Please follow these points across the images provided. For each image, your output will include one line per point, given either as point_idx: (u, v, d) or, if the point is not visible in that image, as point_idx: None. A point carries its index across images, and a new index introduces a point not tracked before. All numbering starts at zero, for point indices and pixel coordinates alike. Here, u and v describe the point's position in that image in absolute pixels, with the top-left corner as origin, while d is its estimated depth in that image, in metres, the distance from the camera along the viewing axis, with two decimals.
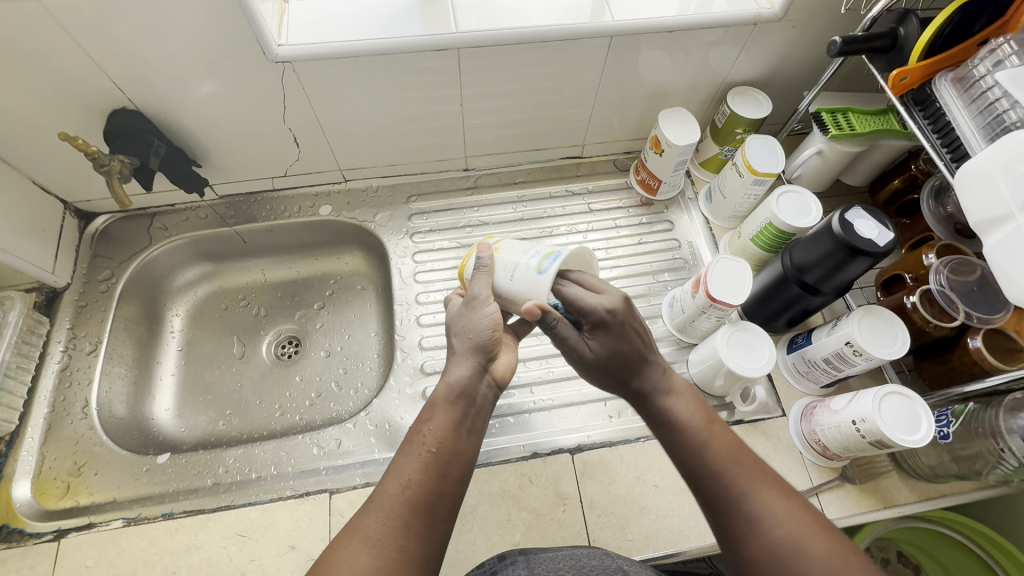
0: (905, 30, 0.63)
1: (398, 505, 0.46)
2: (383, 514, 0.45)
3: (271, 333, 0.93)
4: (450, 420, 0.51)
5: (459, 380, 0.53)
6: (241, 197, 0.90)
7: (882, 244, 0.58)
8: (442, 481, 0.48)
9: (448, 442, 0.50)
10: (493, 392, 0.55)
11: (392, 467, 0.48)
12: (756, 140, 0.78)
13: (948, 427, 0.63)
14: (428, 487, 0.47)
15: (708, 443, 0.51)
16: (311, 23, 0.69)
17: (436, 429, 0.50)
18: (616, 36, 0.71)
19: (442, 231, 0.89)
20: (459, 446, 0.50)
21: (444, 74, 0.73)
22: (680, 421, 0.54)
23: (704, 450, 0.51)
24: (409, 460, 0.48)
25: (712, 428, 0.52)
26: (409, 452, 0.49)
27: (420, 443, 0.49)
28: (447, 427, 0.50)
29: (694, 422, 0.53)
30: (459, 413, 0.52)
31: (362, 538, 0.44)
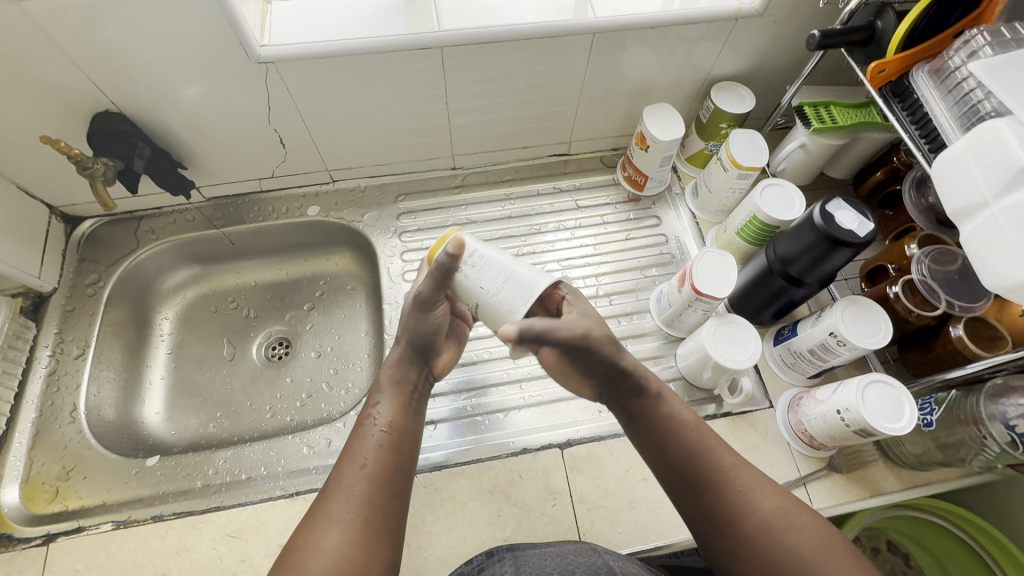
0: (882, 23, 0.63)
1: (360, 483, 0.48)
2: (344, 495, 0.48)
3: (261, 335, 0.93)
4: (397, 404, 0.56)
5: (398, 370, 0.58)
6: (228, 199, 0.90)
7: (862, 235, 0.59)
8: (396, 457, 0.52)
9: (397, 423, 0.54)
10: (432, 383, 0.62)
11: (346, 451, 0.51)
12: (740, 135, 0.78)
13: (931, 414, 0.64)
14: (383, 463, 0.51)
15: (687, 428, 0.55)
16: (294, 24, 0.69)
17: (382, 410, 0.54)
18: (599, 33, 0.72)
19: (431, 230, 0.89)
20: (406, 423, 0.55)
21: (429, 73, 0.73)
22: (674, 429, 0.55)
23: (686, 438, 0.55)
24: (363, 440, 0.52)
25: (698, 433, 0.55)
26: (360, 434, 0.53)
27: (371, 425, 0.53)
28: (393, 410, 0.55)
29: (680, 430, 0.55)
30: (405, 398, 0.56)
31: (325, 519, 0.46)
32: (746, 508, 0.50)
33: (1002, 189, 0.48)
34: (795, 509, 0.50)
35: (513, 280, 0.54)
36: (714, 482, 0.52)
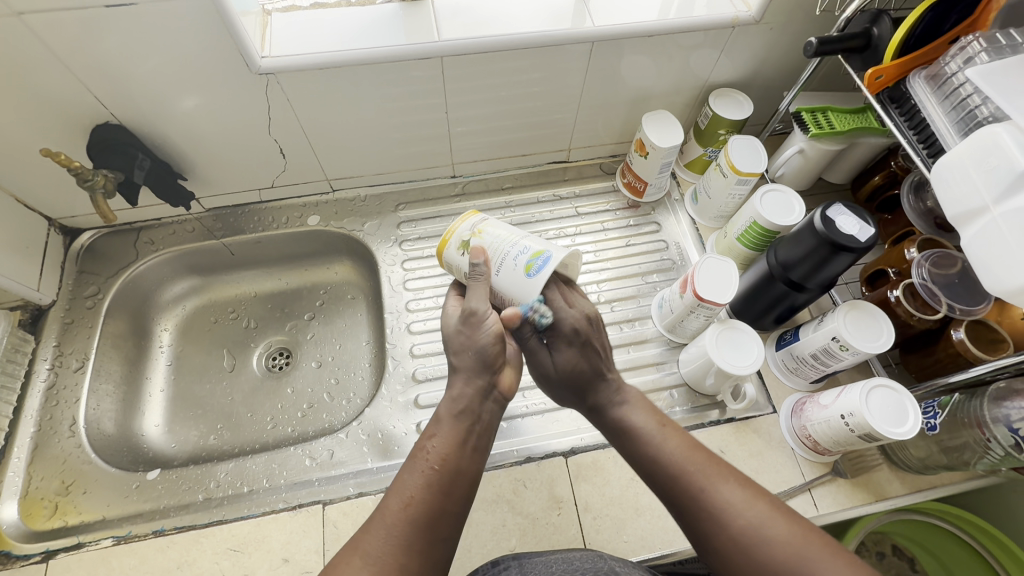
0: (879, 29, 0.64)
1: (400, 521, 0.47)
2: (385, 531, 0.47)
3: (261, 345, 0.93)
4: (452, 434, 0.53)
5: (462, 397, 0.56)
6: (228, 210, 0.89)
7: (864, 239, 0.59)
8: (445, 498, 0.50)
9: (450, 460, 0.52)
10: (501, 408, 0.59)
11: (394, 484, 0.50)
12: (739, 141, 0.79)
13: (935, 417, 0.64)
14: (428, 500, 0.49)
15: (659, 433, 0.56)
16: (293, 35, 0.69)
17: (435, 442, 0.53)
18: (597, 42, 0.72)
19: (431, 238, 0.89)
20: (461, 459, 0.52)
21: (429, 83, 0.73)
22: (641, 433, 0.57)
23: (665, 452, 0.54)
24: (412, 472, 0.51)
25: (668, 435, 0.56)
26: (412, 466, 0.51)
27: (423, 461, 0.51)
28: (449, 446, 0.53)
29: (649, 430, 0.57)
30: (462, 428, 0.54)
31: (363, 554, 0.45)
32: (722, 514, 0.49)
33: (1002, 193, 0.48)
34: (773, 512, 0.48)
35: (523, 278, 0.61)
36: (693, 495, 0.51)
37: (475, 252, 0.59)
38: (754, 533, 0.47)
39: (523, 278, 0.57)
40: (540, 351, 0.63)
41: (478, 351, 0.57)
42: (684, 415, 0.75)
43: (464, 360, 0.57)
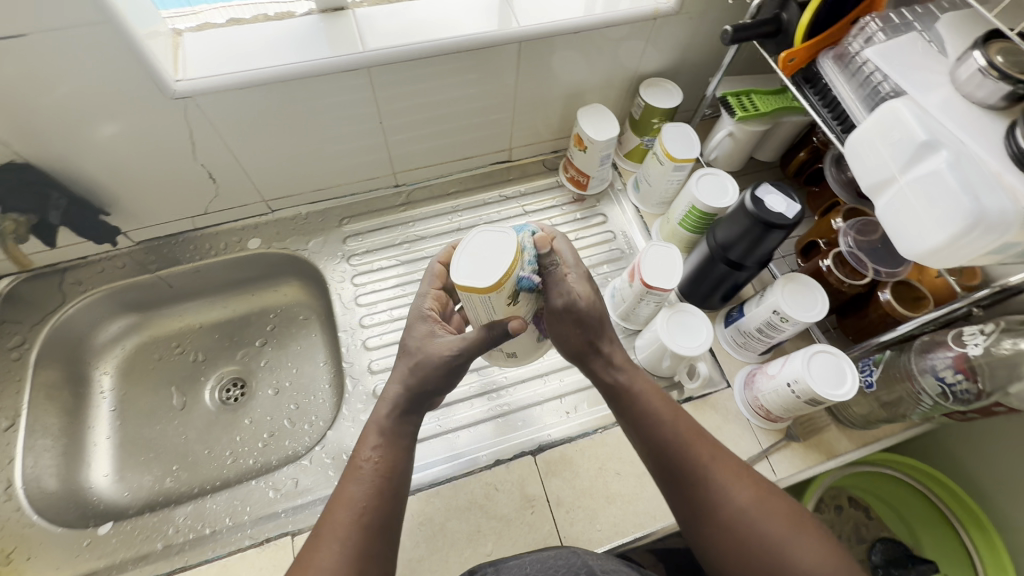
0: (787, 16, 0.67)
1: (350, 531, 0.48)
2: (336, 544, 0.47)
3: (212, 378, 0.89)
4: (383, 441, 0.54)
5: (402, 397, 0.55)
6: (161, 241, 0.85)
7: (791, 215, 0.62)
8: (392, 502, 0.51)
9: (389, 465, 0.52)
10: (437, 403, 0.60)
11: (338, 494, 0.51)
12: (671, 129, 0.82)
13: (871, 375, 0.69)
14: (372, 513, 0.49)
15: (665, 416, 0.56)
16: (208, 54, 0.65)
17: (371, 451, 0.53)
18: (525, 42, 0.72)
19: (379, 250, 0.88)
20: (395, 468, 0.53)
21: (358, 93, 0.72)
22: (653, 411, 0.57)
23: (657, 423, 0.56)
24: (357, 485, 0.51)
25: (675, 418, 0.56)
26: (355, 478, 0.51)
27: (367, 471, 0.51)
28: (393, 454, 0.53)
29: (659, 413, 0.56)
30: (393, 434, 0.54)
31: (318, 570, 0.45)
32: (726, 498, 0.52)
33: (907, 163, 0.51)
34: (770, 499, 0.52)
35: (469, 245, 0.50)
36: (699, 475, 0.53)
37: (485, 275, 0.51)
38: (744, 510, 0.51)
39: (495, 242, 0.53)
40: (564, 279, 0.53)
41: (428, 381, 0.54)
42: None
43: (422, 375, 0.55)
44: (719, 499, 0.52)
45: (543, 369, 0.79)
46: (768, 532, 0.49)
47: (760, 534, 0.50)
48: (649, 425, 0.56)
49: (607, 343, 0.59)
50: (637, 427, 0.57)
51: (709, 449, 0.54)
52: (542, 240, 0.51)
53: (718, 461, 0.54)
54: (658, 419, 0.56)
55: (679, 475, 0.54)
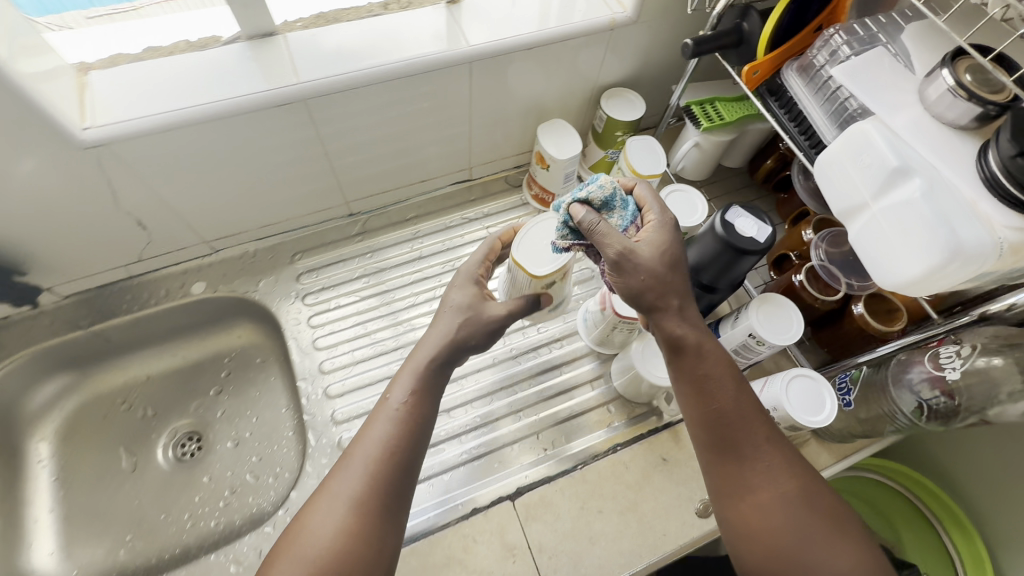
0: (749, 25, 0.63)
1: (365, 477, 0.49)
2: (352, 480, 0.49)
3: (165, 434, 0.83)
4: (416, 388, 0.54)
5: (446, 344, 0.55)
6: (92, 293, 0.78)
7: (762, 240, 0.60)
8: (412, 460, 0.51)
9: (414, 418, 0.52)
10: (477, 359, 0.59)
11: (359, 438, 0.52)
12: (636, 143, 0.79)
13: (849, 393, 0.68)
14: (389, 466, 0.50)
15: (728, 385, 0.54)
16: (121, 95, 0.58)
17: (400, 399, 0.53)
18: (476, 62, 0.68)
19: (337, 286, 0.82)
20: (420, 424, 0.52)
21: (297, 127, 0.66)
22: (714, 378, 0.54)
23: (711, 391, 0.54)
24: (379, 433, 0.51)
25: (736, 392, 0.54)
26: (379, 422, 0.52)
27: (388, 415, 0.52)
28: (419, 405, 0.53)
29: (721, 379, 0.54)
30: (426, 381, 0.54)
31: (330, 501, 0.49)
32: (768, 482, 0.51)
33: (879, 189, 0.49)
34: (813, 494, 0.51)
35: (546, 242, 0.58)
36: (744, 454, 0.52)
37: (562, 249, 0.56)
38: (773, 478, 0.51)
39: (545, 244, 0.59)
40: (613, 239, 0.53)
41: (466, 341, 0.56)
42: (624, 430, 0.74)
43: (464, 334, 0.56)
44: (760, 479, 0.52)
45: (517, 403, 0.76)
46: (803, 520, 0.50)
47: (792, 525, 0.50)
48: (709, 392, 0.54)
49: (678, 301, 0.55)
50: (698, 389, 0.54)
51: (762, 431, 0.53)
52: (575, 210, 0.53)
53: (757, 428, 0.53)
54: (720, 386, 0.54)
55: (727, 447, 0.53)
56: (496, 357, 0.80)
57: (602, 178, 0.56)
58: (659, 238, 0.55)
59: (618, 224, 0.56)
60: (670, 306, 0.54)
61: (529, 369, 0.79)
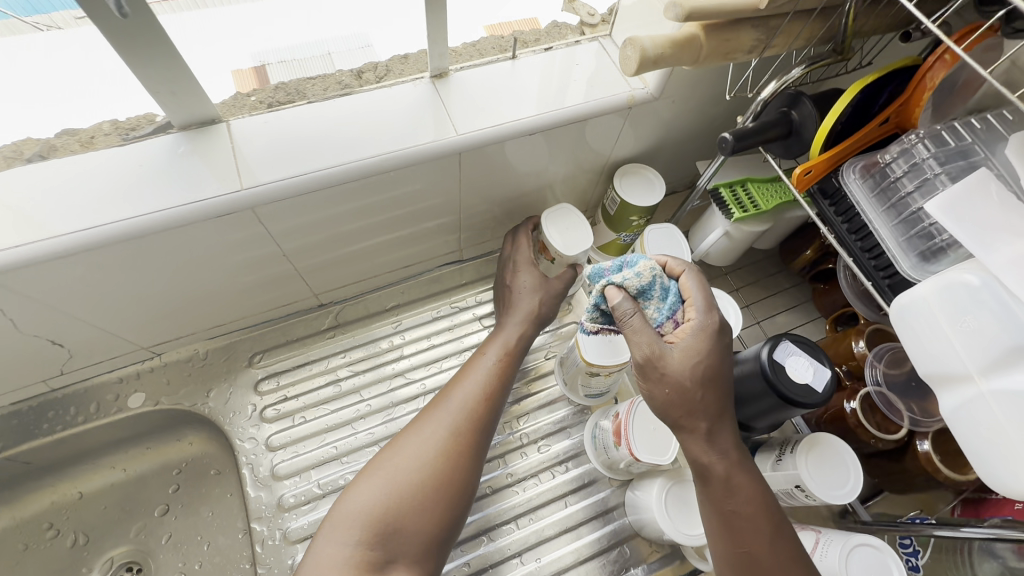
0: (799, 114, 0.52)
1: (389, 502, 0.50)
2: (373, 488, 0.51)
3: (100, 566, 0.70)
4: (472, 420, 0.56)
5: (540, 305, 0.66)
6: (10, 409, 0.65)
7: (820, 390, 0.48)
8: (444, 509, 0.51)
9: (467, 434, 0.55)
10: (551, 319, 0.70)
11: (394, 448, 0.54)
12: (656, 229, 0.69)
13: (916, 557, 0.55)
14: (445, 480, 0.52)
15: (763, 525, 0.44)
16: (20, 210, 0.47)
17: (455, 422, 0.56)
18: (466, 151, 0.56)
19: (302, 395, 0.70)
20: (480, 439, 0.56)
21: (245, 232, 0.54)
22: (746, 511, 0.45)
23: (740, 524, 0.44)
24: (421, 446, 0.53)
25: (774, 536, 0.44)
26: (414, 440, 0.54)
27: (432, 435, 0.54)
28: (479, 431, 0.56)
29: (754, 512, 0.45)
30: (501, 380, 0.60)
31: (347, 521, 0.49)
32: None
33: (988, 364, 0.38)
34: None
35: (604, 344, 0.59)
36: None
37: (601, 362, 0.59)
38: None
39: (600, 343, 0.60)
40: (642, 335, 0.46)
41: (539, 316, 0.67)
42: None
43: (546, 307, 0.67)
44: None
45: (513, 544, 0.64)
46: None
47: None
48: (737, 523, 0.45)
49: (706, 424, 0.46)
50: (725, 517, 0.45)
51: None
52: (612, 295, 0.48)
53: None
54: (750, 521, 0.44)
55: None
56: (490, 482, 0.67)
57: (641, 261, 0.48)
58: (696, 346, 0.46)
59: (652, 317, 0.49)
60: (697, 425, 0.46)
61: (529, 497, 0.67)
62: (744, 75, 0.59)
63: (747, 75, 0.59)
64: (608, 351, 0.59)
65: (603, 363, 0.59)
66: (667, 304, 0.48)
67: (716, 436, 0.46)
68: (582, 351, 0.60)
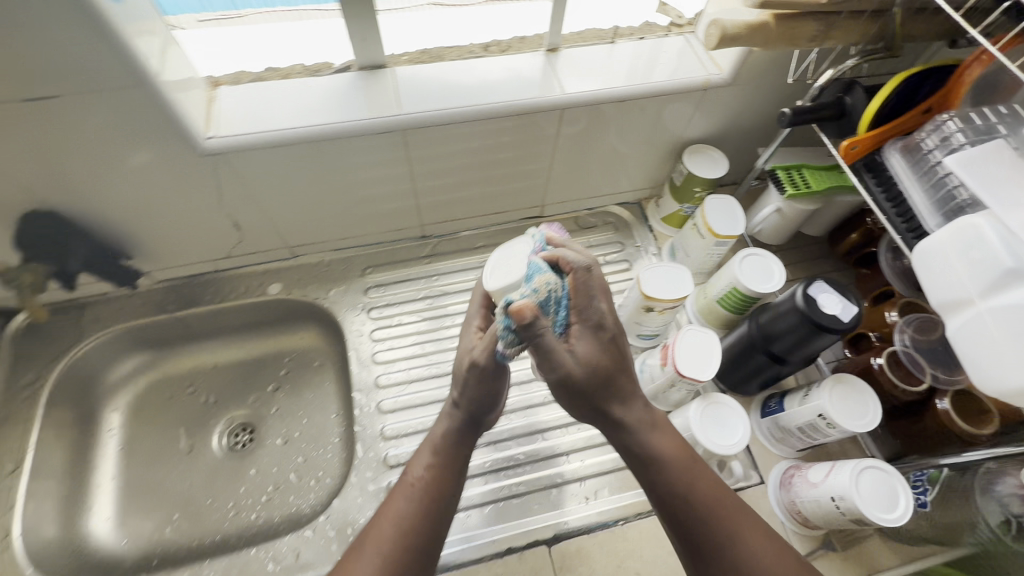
0: (852, 100, 0.62)
1: (393, 538, 0.51)
2: (378, 559, 0.50)
3: (222, 422, 0.87)
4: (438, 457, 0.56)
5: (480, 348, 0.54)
6: (182, 280, 0.83)
7: (847, 320, 0.57)
8: (434, 505, 0.53)
9: (433, 467, 0.56)
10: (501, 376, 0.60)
11: (389, 499, 0.54)
12: (717, 201, 0.77)
13: (925, 494, 0.64)
14: (427, 517, 0.53)
15: (716, 493, 0.51)
16: (242, 109, 0.63)
17: (421, 469, 0.56)
18: (568, 108, 0.69)
19: (400, 304, 0.85)
20: (460, 445, 0.57)
21: (391, 153, 0.69)
22: (663, 460, 0.52)
23: (686, 493, 0.51)
24: (403, 501, 0.53)
25: (718, 495, 0.51)
26: (404, 493, 0.54)
27: (407, 486, 0.55)
28: (453, 428, 0.58)
29: (683, 477, 0.51)
30: (460, 386, 0.57)
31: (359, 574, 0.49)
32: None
33: (987, 289, 0.47)
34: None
35: (660, 283, 0.71)
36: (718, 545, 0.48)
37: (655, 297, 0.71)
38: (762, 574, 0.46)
39: (657, 282, 0.72)
40: (559, 352, 0.48)
41: (478, 399, 0.57)
42: None
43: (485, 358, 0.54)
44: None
45: (562, 447, 0.75)
46: None
47: None
48: (688, 494, 0.51)
49: (627, 390, 0.52)
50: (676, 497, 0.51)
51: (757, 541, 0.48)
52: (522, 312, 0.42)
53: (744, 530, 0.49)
54: (690, 487, 0.51)
55: (702, 544, 0.49)
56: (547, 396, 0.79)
57: (539, 276, 0.50)
58: (590, 345, 0.50)
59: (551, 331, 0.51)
60: (610, 387, 0.51)
61: None
62: (808, 58, 0.69)
63: (812, 59, 0.69)
64: (662, 289, 0.71)
65: (657, 297, 0.71)
66: (560, 320, 0.51)
67: (626, 403, 0.53)
68: (643, 286, 0.72)
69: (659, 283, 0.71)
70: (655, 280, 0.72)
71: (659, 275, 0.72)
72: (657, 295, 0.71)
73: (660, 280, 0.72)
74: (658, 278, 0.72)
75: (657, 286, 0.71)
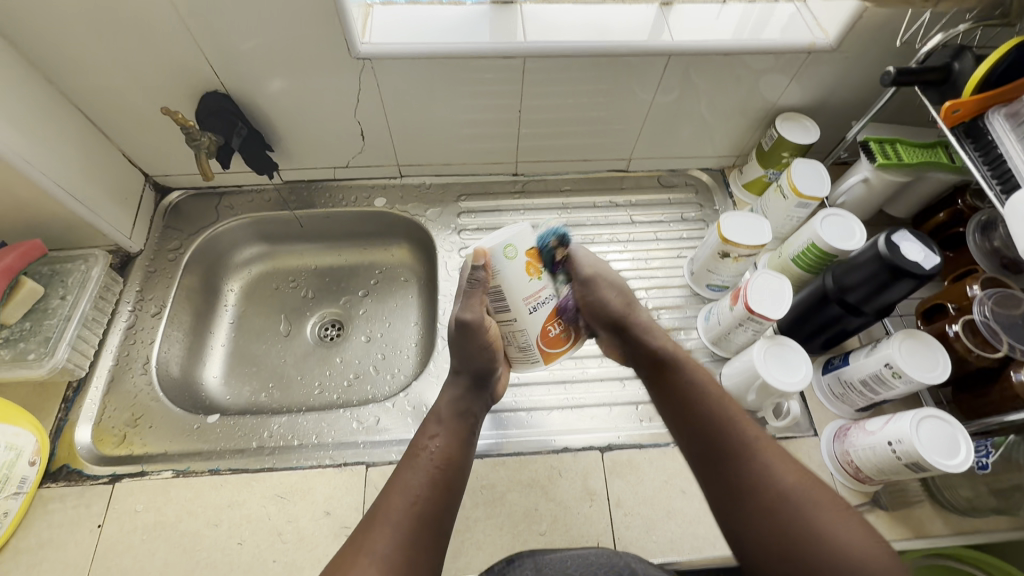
0: (960, 65, 0.64)
1: (401, 516, 0.54)
2: (388, 527, 0.53)
3: (316, 315, 0.97)
4: (435, 446, 0.61)
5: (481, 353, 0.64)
6: (303, 184, 0.95)
7: (928, 267, 0.60)
8: (441, 494, 0.57)
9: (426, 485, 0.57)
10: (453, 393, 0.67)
11: (384, 501, 0.56)
12: (802, 164, 0.80)
13: (988, 457, 0.65)
14: (429, 507, 0.56)
15: (743, 425, 0.59)
16: (392, 26, 0.74)
17: (416, 478, 0.58)
18: (675, 55, 0.75)
19: (487, 230, 0.93)
20: (456, 461, 0.61)
21: (507, 80, 0.77)
22: (701, 390, 0.63)
23: (712, 398, 0.62)
24: (401, 506, 0.55)
25: (745, 423, 0.59)
26: (407, 476, 0.58)
27: (403, 497, 0.56)
28: (449, 445, 0.61)
29: (711, 389, 0.63)
30: (450, 452, 0.61)
31: (370, 550, 0.51)
32: (774, 479, 0.54)
33: None
34: (814, 485, 0.54)
35: (739, 230, 0.75)
36: (745, 447, 0.57)
37: (733, 241, 0.75)
38: (790, 489, 0.53)
39: (736, 227, 0.75)
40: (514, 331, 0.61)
41: (476, 363, 0.65)
42: None
43: (465, 368, 0.66)
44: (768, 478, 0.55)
45: (623, 373, 0.80)
46: (813, 514, 0.51)
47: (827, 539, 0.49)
48: (720, 428, 0.59)
49: (648, 322, 0.71)
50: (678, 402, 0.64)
51: (778, 459, 0.56)
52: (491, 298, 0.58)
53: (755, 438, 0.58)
54: (704, 398, 0.63)
55: (725, 451, 0.58)
56: None
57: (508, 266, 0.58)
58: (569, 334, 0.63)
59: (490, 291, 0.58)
60: (635, 320, 0.70)
61: None
62: (922, 19, 0.71)
63: (924, 20, 0.71)
64: (740, 235, 0.75)
65: (734, 241, 0.75)
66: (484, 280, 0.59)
67: (654, 332, 0.70)
68: (721, 230, 0.76)
69: (738, 230, 0.75)
70: (734, 226, 0.75)
71: (739, 222, 0.76)
72: (734, 240, 0.75)
73: (739, 226, 0.75)
74: (737, 225, 0.76)
75: (735, 232, 0.75)
